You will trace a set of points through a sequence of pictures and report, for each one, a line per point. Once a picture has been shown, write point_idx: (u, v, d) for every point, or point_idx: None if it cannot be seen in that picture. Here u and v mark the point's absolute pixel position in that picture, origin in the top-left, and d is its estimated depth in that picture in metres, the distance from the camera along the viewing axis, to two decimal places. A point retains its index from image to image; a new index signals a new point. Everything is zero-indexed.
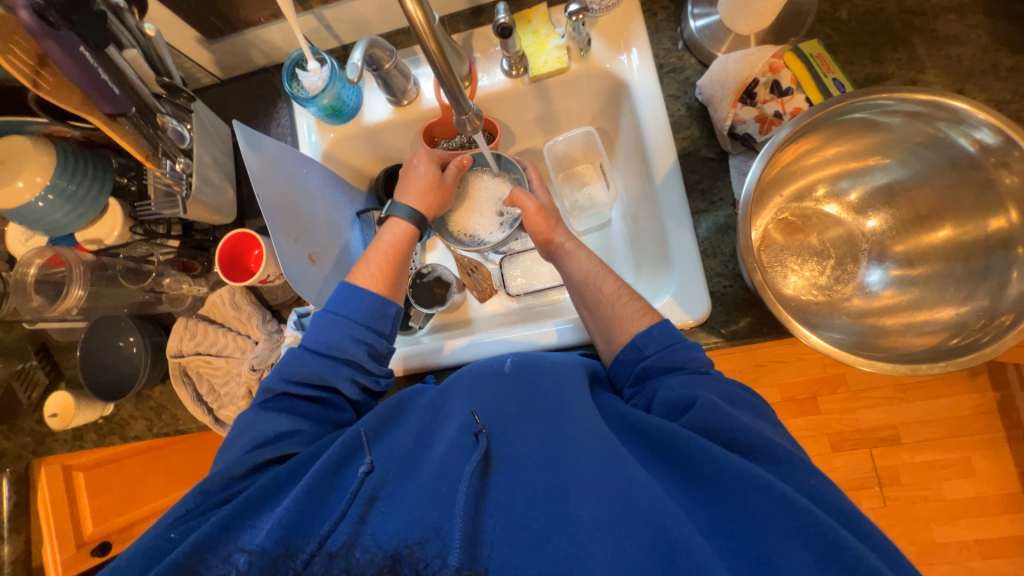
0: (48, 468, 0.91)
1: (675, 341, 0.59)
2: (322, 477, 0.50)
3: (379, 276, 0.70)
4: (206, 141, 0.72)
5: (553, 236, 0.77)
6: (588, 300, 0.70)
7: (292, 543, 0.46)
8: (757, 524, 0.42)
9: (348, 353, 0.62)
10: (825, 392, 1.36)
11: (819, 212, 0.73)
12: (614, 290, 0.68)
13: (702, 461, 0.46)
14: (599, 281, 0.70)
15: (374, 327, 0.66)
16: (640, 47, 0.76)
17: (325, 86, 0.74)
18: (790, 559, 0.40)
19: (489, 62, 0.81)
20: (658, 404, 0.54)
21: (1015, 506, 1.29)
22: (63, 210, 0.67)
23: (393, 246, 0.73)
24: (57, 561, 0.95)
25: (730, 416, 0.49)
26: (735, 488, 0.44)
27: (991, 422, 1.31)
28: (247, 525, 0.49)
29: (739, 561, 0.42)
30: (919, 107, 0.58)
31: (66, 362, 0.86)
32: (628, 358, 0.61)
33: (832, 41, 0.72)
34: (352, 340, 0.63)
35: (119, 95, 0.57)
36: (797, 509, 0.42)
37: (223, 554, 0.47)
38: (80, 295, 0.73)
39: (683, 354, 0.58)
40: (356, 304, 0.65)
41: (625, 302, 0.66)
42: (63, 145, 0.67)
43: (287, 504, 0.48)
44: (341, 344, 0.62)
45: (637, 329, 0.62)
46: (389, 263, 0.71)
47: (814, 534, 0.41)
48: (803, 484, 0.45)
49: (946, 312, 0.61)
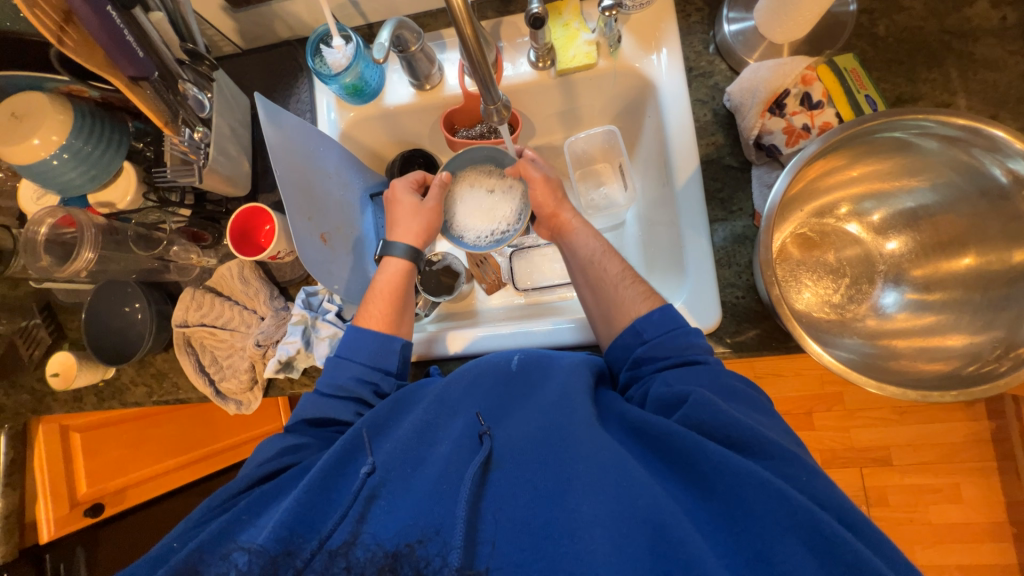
0: (46, 425, 0.93)
1: (676, 326, 0.60)
2: (323, 476, 0.51)
3: (381, 316, 0.69)
4: (225, 112, 0.71)
5: (560, 211, 0.77)
6: (599, 284, 0.69)
7: (293, 541, 0.47)
8: (753, 522, 0.42)
9: (353, 394, 0.63)
10: (821, 408, 1.37)
11: (839, 229, 0.73)
12: (618, 272, 0.69)
13: (700, 460, 0.46)
14: (602, 260, 0.70)
15: (380, 365, 0.66)
16: (671, 47, 0.75)
17: (349, 64, 0.73)
18: (789, 558, 0.40)
19: (516, 51, 0.80)
20: (651, 401, 0.55)
21: (1000, 534, 1.30)
22: (76, 170, 0.67)
23: (392, 286, 0.72)
24: (49, 518, 0.96)
25: (723, 411, 0.49)
26: (733, 486, 0.44)
27: (984, 451, 1.31)
28: (246, 527, 0.50)
29: (741, 561, 0.41)
30: (958, 131, 0.57)
31: (70, 323, 0.86)
32: (626, 342, 0.62)
33: (867, 56, 0.70)
34: (356, 381, 0.64)
35: (142, 59, 0.56)
36: (793, 503, 0.41)
37: (224, 552, 0.47)
38: (90, 258, 0.71)
39: (683, 341, 0.58)
40: (360, 345, 0.66)
41: (627, 285, 0.66)
42: (81, 104, 0.66)
43: (288, 504, 0.48)
44: (346, 388, 0.64)
45: (638, 313, 0.63)
46: (393, 304, 0.70)
47: (811, 532, 0.40)
48: (796, 479, 0.45)
49: (959, 339, 0.61)
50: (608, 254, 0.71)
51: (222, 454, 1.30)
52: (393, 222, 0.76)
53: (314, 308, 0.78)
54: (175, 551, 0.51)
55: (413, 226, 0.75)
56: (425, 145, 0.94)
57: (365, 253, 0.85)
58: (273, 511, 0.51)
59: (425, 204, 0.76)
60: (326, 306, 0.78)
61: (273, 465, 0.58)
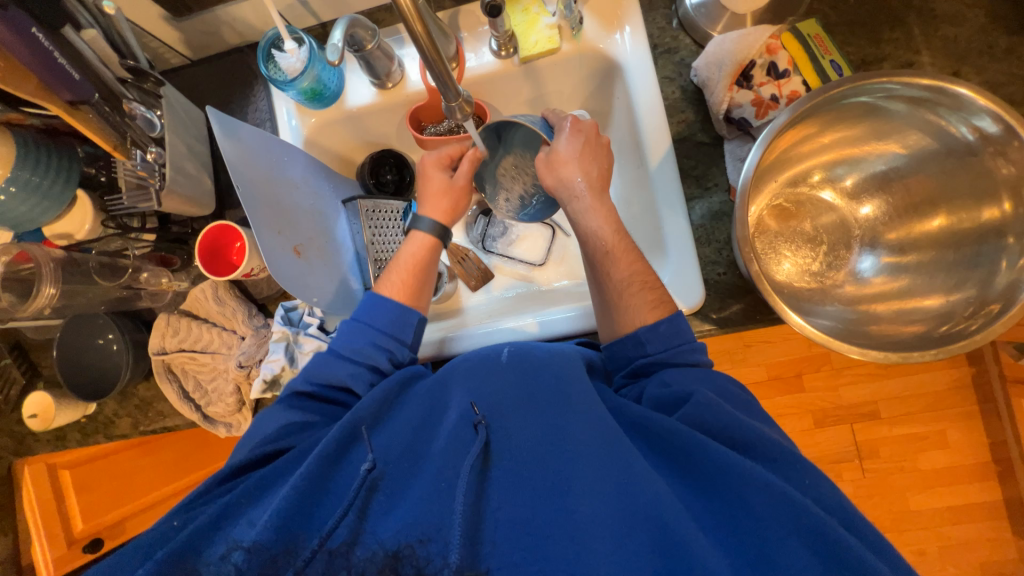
0: (32, 466, 0.91)
1: (682, 342, 0.59)
2: (319, 468, 0.49)
3: (404, 286, 0.68)
4: (178, 128, 0.67)
5: (570, 179, 0.68)
6: (595, 270, 0.67)
7: (292, 538, 0.46)
8: (757, 522, 0.43)
9: (370, 360, 0.63)
10: (810, 370, 1.39)
11: (814, 197, 0.73)
12: (624, 276, 0.64)
13: (700, 456, 0.47)
14: (606, 263, 0.65)
15: (397, 336, 0.65)
16: (634, 24, 0.73)
17: (304, 67, 0.70)
18: (793, 557, 0.41)
19: (476, 41, 0.78)
20: (647, 400, 0.55)
21: (985, 473, 1.36)
22: (28, 203, 0.64)
23: (416, 257, 0.71)
24: (47, 560, 0.97)
25: (725, 412, 0.49)
26: (736, 486, 0.44)
27: (966, 395, 1.36)
28: (241, 517, 0.49)
29: (742, 560, 0.42)
30: (924, 92, 0.57)
31: (43, 360, 0.83)
32: (628, 351, 0.61)
33: (829, 20, 0.70)
34: (372, 347, 0.63)
35: (79, 82, 0.53)
36: (798, 506, 0.42)
37: (220, 552, 0.46)
38: (52, 293, 0.69)
39: (688, 358, 0.58)
40: (380, 311, 0.65)
41: (633, 292, 0.62)
42: (22, 133, 0.63)
43: (285, 493, 0.47)
44: (363, 352, 0.63)
45: (640, 323, 0.61)
46: (417, 275, 0.70)
47: (815, 533, 0.41)
48: (799, 482, 0.46)
49: (935, 300, 0.62)
50: (618, 248, 0.65)
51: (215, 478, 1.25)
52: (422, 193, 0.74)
53: (295, 323, 0.77)
54: (176, 530, 0.50)
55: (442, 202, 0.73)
56: (393, 144, 0.92)
57: (344, 262, 0.82)
58: (265, 505, 0.49)
59: (455, 182, 0.74)
60: (307, 320, 0.76)
61: (275, 444, 0.57)
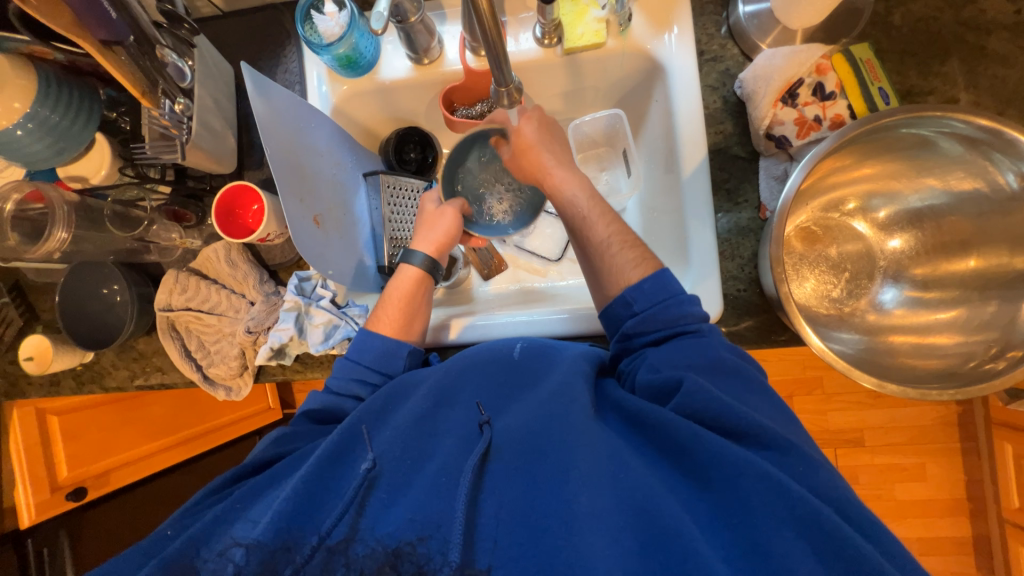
0: (20, 409, 0.93)
1: (668, 296, 0.58)
2: (318, 471, 0.49)
3: (396, 318, 0.67)
4: (207, 81, 0.66)
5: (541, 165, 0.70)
6: (591, 261, 0.66)
7: (291, 536, 0.46)
8: (753, 515, 0.42)
9: (355, 392, 0.62)
10: (803, 392, 1.41)
11: (843, 224, 0.72)
12: (606, 235, 0.65)
13: (695, 450, 0.46)
14: (588, 225, 0.66)
15: (387, 371, 0.64)
16: (683, 27, 0.72)
17: (342, 34, 0.68)
18: (789, 550, 0.40)
19: (519, 26, 0.76)
20: (640, 389, 0.54)
21: (959, 510, 1.39)
22: (43, 142, 0.62)
23: (405, 293, 0.69)
24: (28, 504, 0.96)
25: (717, 397, 0.48)
26: (731, 478, 0.44)
27: (950, 433, 1.38)
28: (240, 518, 0.48)
29: (739, 556, 0.41)
30: (981, 133, 0.57)
31: (42, 304, 0.81)
32: (617, 312, 0.60)
33: (881, 45, 0.69)
34: (357, 383, 0.63)
35: (116, 22, 0.52)
36: (794, 496, 0.42)
37: (218, 549, 0.46)
38: (63, 237, 0.67)
39: (675, 311, 0.57)
40: (368, 348, 0.64)
41: (616, 252, 0.63)
42: (45, 69, 0.61)
43: (285, 495, 0.47)
44: (347, 386, 0.62)
45: (630, 280, 0.61)
46: (410, 308, 0.69)
47: (811, 523, 0.41)
48: (794, 471, 0.45)
49: (953, 338, 0.63)
50: (598, 211, 0.67)
51: (203, 438, 1.23)
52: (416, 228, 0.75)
53: (308, 294, 0.75)
54: (169, 539, 0.49)
55: (431, 235, 0.73)
56: (419, 122, 0.90)
57: (360, 237, 0.81)
58: (266, 503, 0.49)
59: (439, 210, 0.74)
60: (320, 292, 0.75)
61: (271, 453, 0.56)
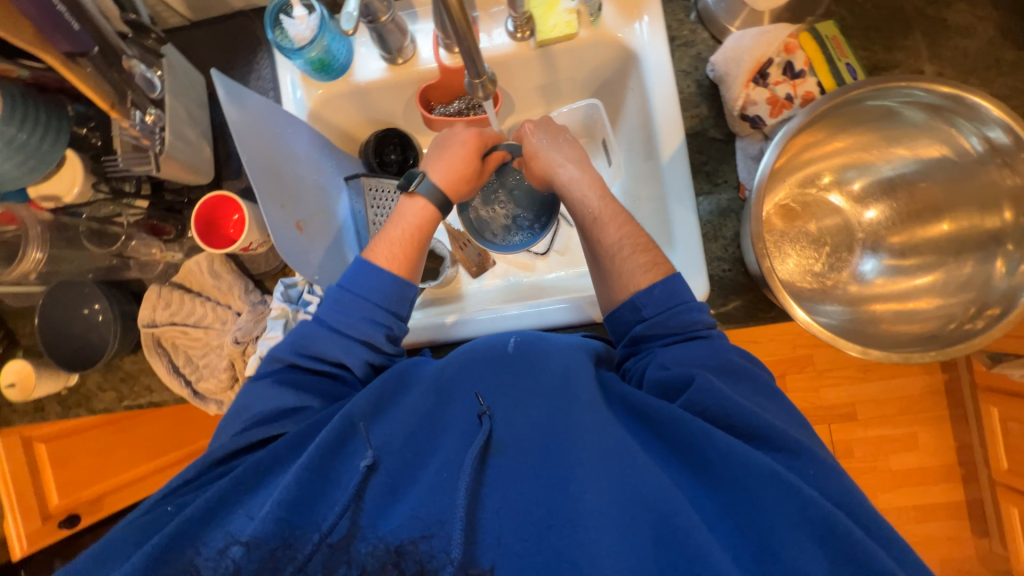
0: (6, 439, 0.88)
1: (678, 303, 0.58)
2: (322, 456, 0.48)
3: (399, 257, 0.65)
4: (178, 91, 0.65)
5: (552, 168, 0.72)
6: (601, 268, 0.66)
7: (291, 532, 0.44)
8: (761, 511, 0.43)
9: (365, 336, 0.59)
10: (794, 371, 1.42)
11: (821, 199, 0.74)
12: (615, 240, 0.65)
13: (706, 447, 0.47)
14: (597, 229, 0.66)
15: (394, 310, 0.62)
16: (653, 15, 0.73)
17: (313, 37, 0.67)
18: (796, 551, 0.41)
19: (492, 21, 0.76)
20: (648, 384, 0.54)
21: (951, 475, 1.42)
22: (14, 161, 0.61)
23: (417, 226, 0.68)
24: (20, 534, 0.93)
25: (729, 399, 0.49)
26: (741, 477, 0.45)
27: (939, 401, 1.41)
28: (234, 513, 0.47)
29: (745, 554, 0.42)
30: (943, 100, 0.58)
31: (22, 329, 0.80)
32: (625, 317, 0.61)
33: (846, 23, 0.70)
34: (368, 322, 0.60)
35: (79, 32, 0.51)
36: (805, 498, 0.42)
37: (218, 547, 0.44)
38: (38, 257, 0.69)
39: (686, 317, 0.57)
40: (375, 284, 0.61)
41: (627, 256, 0.63)
42: (10, 87, 0.59)
43: (284, 485, 0.46)
44: (359, 327, 0.59)
45: (638, 286, 0.60)
46: (415, 243, 0.67)
47: (823, 524, 0.41)
48: (805, 473, 0.46)
49: (932, 302, 0.65)
50: (606, 213, 0.67)
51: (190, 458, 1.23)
52: (443, 159, 0.73)
53: (294, 300, 0.74)
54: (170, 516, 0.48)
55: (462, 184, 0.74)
56: (398, 123, 0.90)
57: (343, 240, 0.80)
58: (264, 495, 0.48)
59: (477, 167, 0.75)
60: (307, 298, 0.73)
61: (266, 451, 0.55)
